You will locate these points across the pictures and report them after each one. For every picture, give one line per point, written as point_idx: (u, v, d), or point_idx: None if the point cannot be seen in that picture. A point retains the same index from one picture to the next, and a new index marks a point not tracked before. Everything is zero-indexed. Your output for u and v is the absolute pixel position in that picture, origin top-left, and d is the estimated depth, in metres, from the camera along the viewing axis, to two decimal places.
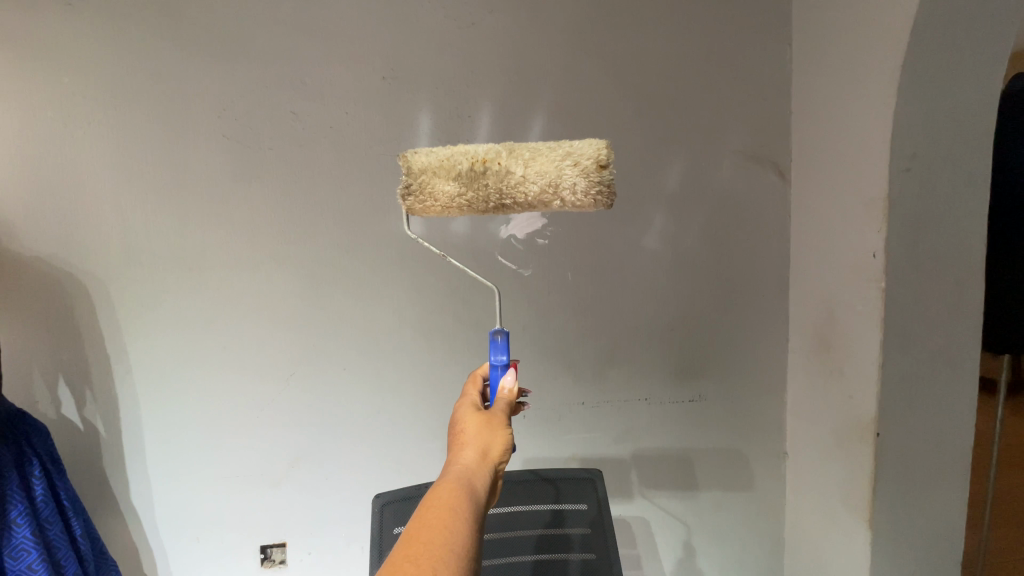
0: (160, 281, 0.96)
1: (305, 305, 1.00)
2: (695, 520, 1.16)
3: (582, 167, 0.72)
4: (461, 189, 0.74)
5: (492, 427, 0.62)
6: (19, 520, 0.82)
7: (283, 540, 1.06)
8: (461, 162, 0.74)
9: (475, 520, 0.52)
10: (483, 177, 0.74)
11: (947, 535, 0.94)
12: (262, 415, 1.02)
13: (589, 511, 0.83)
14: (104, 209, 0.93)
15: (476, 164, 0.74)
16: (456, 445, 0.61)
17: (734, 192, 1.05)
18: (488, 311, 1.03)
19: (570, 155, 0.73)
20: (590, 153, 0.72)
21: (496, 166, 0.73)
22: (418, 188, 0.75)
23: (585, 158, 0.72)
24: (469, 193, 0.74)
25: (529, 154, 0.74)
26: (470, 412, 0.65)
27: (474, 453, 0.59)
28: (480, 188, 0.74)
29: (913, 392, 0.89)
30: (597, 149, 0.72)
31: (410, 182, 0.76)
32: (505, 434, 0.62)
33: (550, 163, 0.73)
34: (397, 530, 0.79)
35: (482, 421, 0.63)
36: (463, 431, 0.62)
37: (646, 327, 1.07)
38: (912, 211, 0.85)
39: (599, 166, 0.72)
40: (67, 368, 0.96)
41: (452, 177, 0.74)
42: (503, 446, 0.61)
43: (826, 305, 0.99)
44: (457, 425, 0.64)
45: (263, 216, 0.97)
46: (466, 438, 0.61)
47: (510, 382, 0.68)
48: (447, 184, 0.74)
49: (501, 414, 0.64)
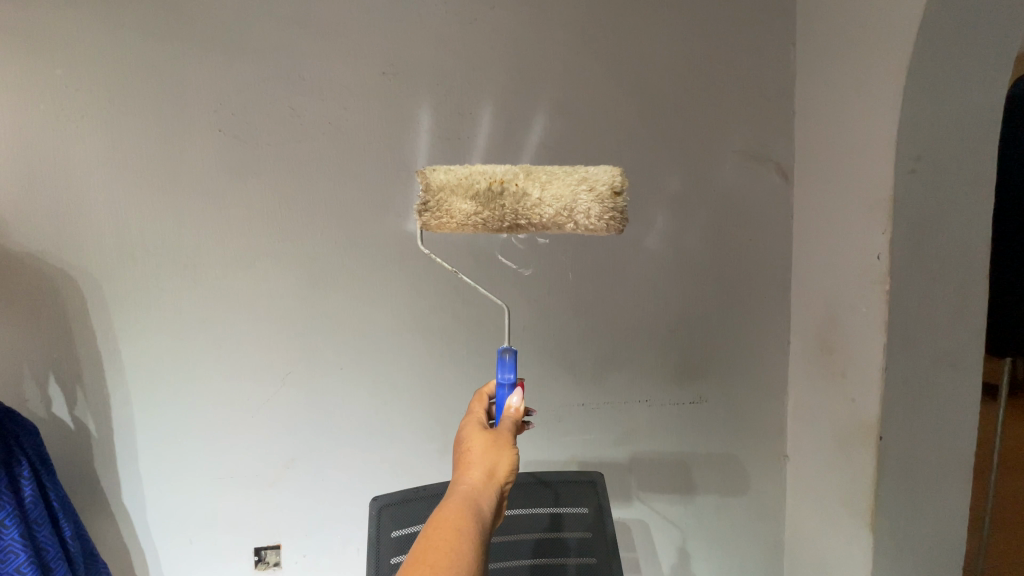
0: (155, 278, 0.94)
1: (302, 305, 0.98)
2: (694, 523, 1.15)
3: (596, 193, 0.72)
4: (477, 208, 0.73)
5: (499, 446, 0.61)
6: (7, 522, 0.80)
7: (278, 542, 1.04)
8: (480, 182, 0.73)
9: (481, 542, 0.51)
10: (500, 198, 0.73)
11: (948, 539, 0.93)
12: (258, 416, 1.00)
13: (586, 514, 0.82)
14: (98, 203, 0.91)
15: (494, 185, 0.72)
16: (461, 463, 0.60)
17: (737, 192, 1.04)
18: (487, 312, 1.02)
19: (586, 180, 0.73)
20: (604, 180, 0.73)
21: (513, 187, 0.73)
22: (435, 206, 0.74)
23: (600, 185, 0.72)
24: (485, 213, 0.73)
25: (546, 177, 0.74)
26: (476, 430, 0.64)
27: (481, 473, 0.58)
28: (496, 208, 0.73)
29: (916, 395, 0.88)
30: (611, 175, 0.73)
31: (426, 199, 0.74)
32: (512, 453, 0.61)
33: (565, 187, 0.73)
34: (395, 533, 0.77)
35: (488, 440, 0.61)
36: (470, 449, 0.61)
37: (647, 328, 1.06)
38: (917, 211, 0.85)
39: (613, 193, 0.73)
40: (57, 366, 0.94)
41: (469, 197, 0.73)
42: (510, 465, 0.59)
43: (829, 308, 0.99)
44: (463, 443, 0.63)
45: (260, 213, 0.95)
46: (472, 457, 0.60)
47: (516, 400, 0.67)
48: (464, 204, 0.73)
49: (507, 432, 0.63)
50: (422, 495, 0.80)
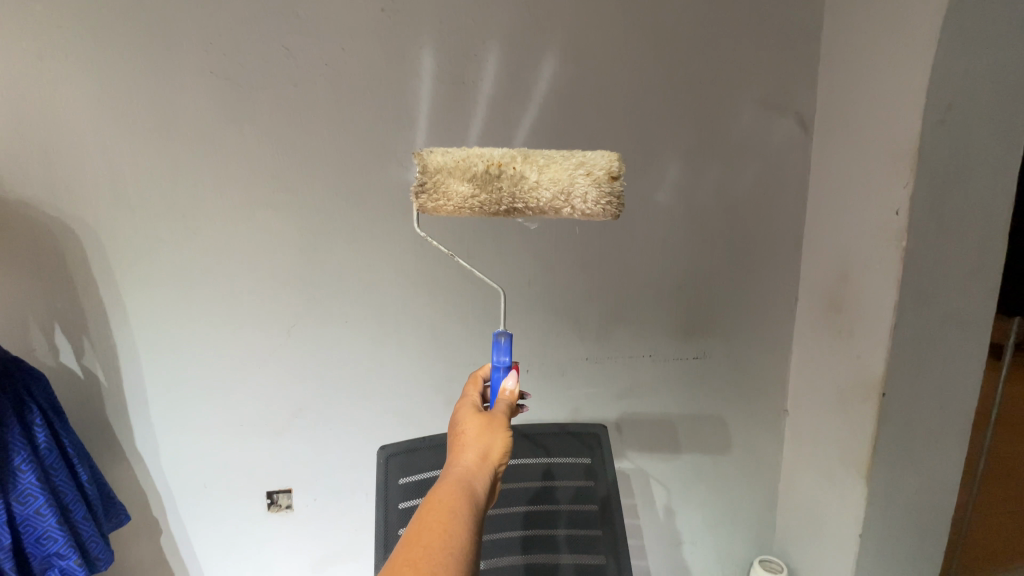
0: (154, 228, 0.92)
1: (304, 256, 0.97)
2: (692, 471, 1.17)
3: (594, 176, 0.69)
4: (474, 190, 0.69)
5: (493, 428, 0.61)
6: (24, 466, 0.81)
7: (289, 486, 1.07)
8: (477, 163, 0.69)
9: (475, 522, 0.51)
10: (497, 180, 0.69)
11: (941, 492, 0.96)
12: (265, 366, 1.01)
13: (584, 464, 0.84)
14: (89, 150, 0.88)
15: (491, 168, 0.69)
16: (455, 445, 0.61)
17: (753, 143, 1.00)
18: (492, 265, 1.00)
19: (583, 164, 0.70)
20: (602, 164, 0.69)
21: (511, 170, 0.69)
22: (432, 187, 0.69)
23: (598, 169, 0.69)
24: (482, 195, 0.69)
25: (544, 161, 0.70)
26: (470, 413, 0.64)
27: (474, 455, 0.58)
28: (493, 191, 0.69)
29: (922, 353, 0.88)
30: (609, 160, 0.70)
31: (422, 180, 0.70)
32: (506, 435, 0.61)
33: (563, 170, 0.69)
34: (402, 480, 0.78)
35: (482, 422, 0.62)
36: (464, 431, 0.61)
37: (654, 283, 1.04)
38: (941, 165, 0.81)
39: (611, 177, 0.69)
40: (63, 316, 0.93)
41: (466, 179, 0.69)
42: (503, 448, 0.60)
43: (840, 264, 0.97)
44: (457, 426, 0.63)
45: (258, 161, 0.92)
46: (466, 439, 0.60)
47: (511, 384, 0.66)
48: (461, 186, 0.69)
49: (502, 414, 0.63)
50: (429, 444, 0.81)
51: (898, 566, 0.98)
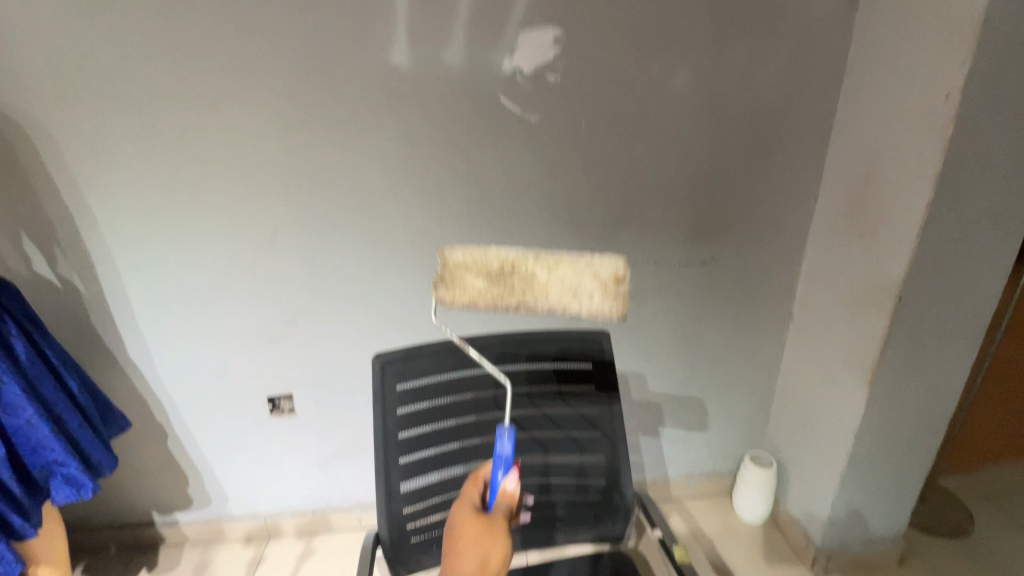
0: (106, 120, 0.82)
1: (279, 153, 0.87)
2: (690, 375, 1.14)
3: (599, 280, 0.54)
4: (487, 286, 0.54)
5: (492, 532, 0.53)
6: (6, 378, 0.75)
7: (291, 390, 1.05)
8: (492, 260, 0.55)
9: None
10: (510, 281, 0.54)
11: (944, 397, 0.94)
12: (250, 274, 0.95)
13: (609, 370, 0.71)
14: (16, 24, 0.75)
15: (504, 265, 0.55)
16: (450, 550, 0.54)
17: (790, 13, 0.86)
18: (487, 163, 0.91)
19: (589, 265, 0.54)
20: (608, 267, 0.54)
21: (524, 272, 0.54)
22: (447, 278, 0.55)
23: (602, 272, 0.54)
24: (494, 292, 0.54)
25: (554, 258, 0.55)
26: (468, 515, 0.55)
27: (470, 566, 0.51)
28: (503, 289, 0.54)
29: (948, 254, 0.83)
30: (617, 263, 0.54)
31: (441, 272, 0.55)
32: (507, 540, 0.53)
33: (572, 268, 0.54)
34: (400, 388, 0.65)
35: (480, 526, 0.54)
36: (460, 535, 0.54)
37: (665, 183, 0.96)
38: (1006, 36, 0.70)
39: (614, 280, 0.54)
40: (26, 221, 0.87)
41: (481, 273, 0.55)
42: (503, 556, 0.52)
43: (871, 159, 0.88)
44: (453, 527, 0.55)
45: (213, 39, 0.79)
46: (461, 546, 0.53)
47: (513, 484, 0.54)
48: (473, 278, 0.55)
49: (503, 518, 0.54)
50: (425, 351, 0.66)
51: (895, 464, 0.99)
